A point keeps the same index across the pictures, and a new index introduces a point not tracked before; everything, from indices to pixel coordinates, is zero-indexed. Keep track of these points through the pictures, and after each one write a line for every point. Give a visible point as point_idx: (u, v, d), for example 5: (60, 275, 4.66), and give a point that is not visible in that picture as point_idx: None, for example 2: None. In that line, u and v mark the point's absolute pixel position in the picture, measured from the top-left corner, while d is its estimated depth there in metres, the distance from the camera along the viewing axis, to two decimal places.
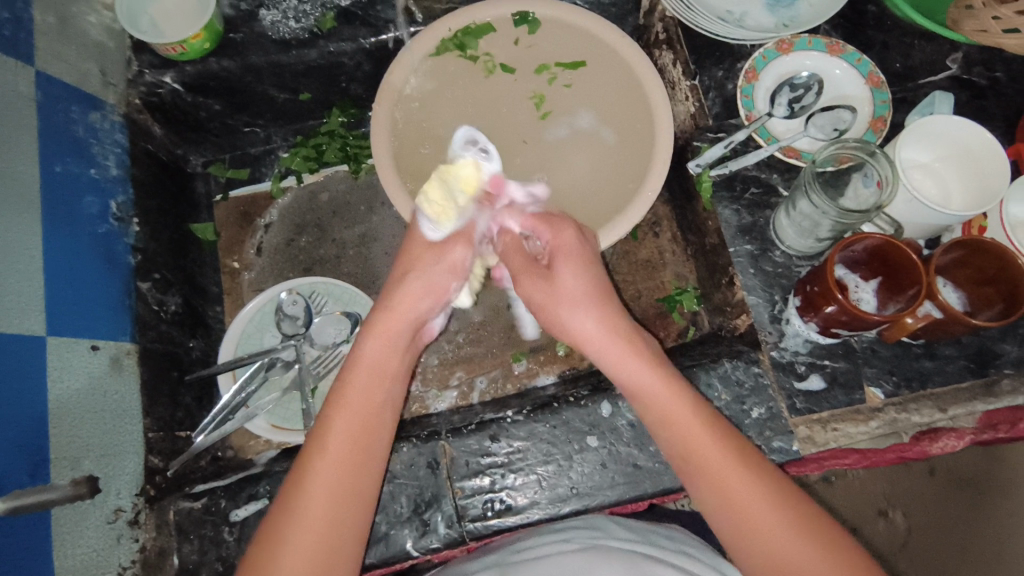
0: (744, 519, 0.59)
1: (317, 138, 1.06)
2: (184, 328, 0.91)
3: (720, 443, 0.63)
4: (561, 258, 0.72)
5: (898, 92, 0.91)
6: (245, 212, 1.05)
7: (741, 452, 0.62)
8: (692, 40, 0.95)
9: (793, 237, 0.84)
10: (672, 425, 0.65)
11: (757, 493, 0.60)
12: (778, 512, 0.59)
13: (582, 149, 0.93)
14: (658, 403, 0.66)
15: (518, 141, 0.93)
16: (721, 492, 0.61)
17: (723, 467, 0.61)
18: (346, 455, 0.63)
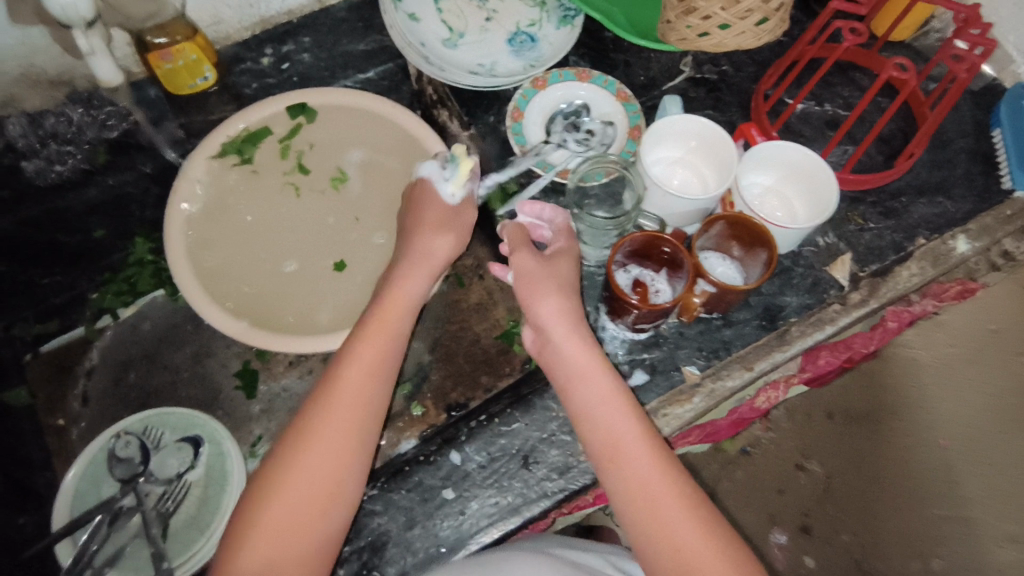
0: (663, 517, 0.62)
1: (127, 271, 1.02)
2: (9, 504, 0.83)
3: (650, 453, 0.65)
4: (535, 283, 0.74)
5: (646, 101, 1.01)
6: (62, 365, 1.00)
7: (669, 465, 0.65)
8: (460, 94, 1.02)
9: (588, 248, 0.90)
10: (613, 437, 0.66)
11: (679, 501, 0.63)
12: (696, 517, 0.62)
13: (382, 184, 0.98)
14: (596, 392, 0.68)
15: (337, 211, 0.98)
16: (646, 496, 0.63)
17: (648, 470, 0.64)
18: (338, 455, 0.66)
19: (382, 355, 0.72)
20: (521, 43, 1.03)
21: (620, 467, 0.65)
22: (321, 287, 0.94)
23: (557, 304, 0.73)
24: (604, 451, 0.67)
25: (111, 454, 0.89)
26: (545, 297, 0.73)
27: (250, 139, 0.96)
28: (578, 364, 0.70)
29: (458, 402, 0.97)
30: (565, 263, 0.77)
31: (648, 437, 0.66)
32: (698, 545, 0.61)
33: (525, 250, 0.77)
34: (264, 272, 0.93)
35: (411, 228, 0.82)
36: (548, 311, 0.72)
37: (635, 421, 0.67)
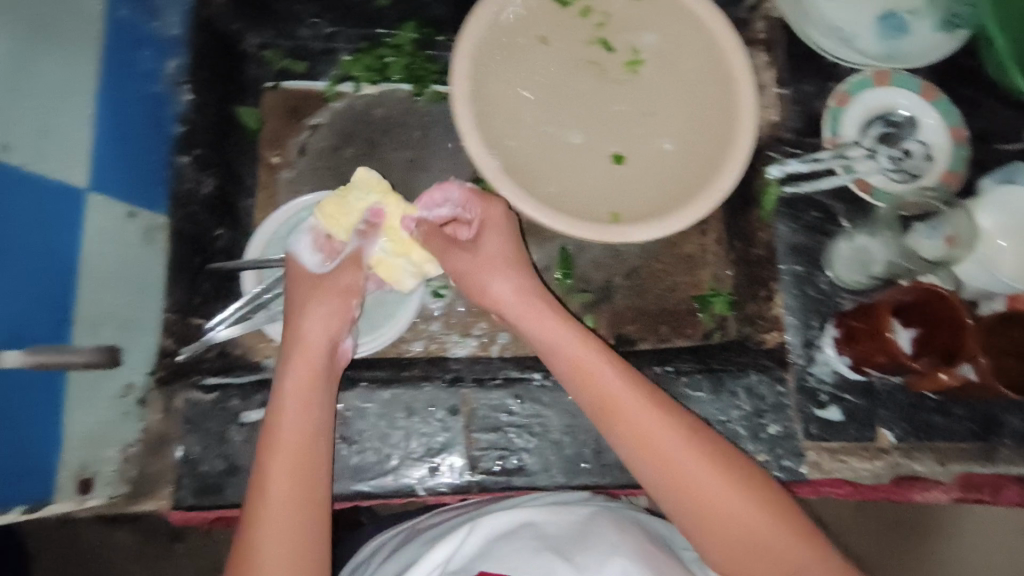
0: (706, 491, 0.58)
1: (383, 49, 0.99)
2: (216, 213, 0.84)
3: (662, 420, 0.61)
4: (475, 276, 0.72)
5: (978, 153, 0.90)
6: (294, 109, 0.97)
7: (677, 417, 0.61)
8: (792, 47, 0.93)
9: (845, 267, 0.85)
10: (632, 420, 0.61)
11: (696, 455, 0.59)
12: (715, 462, 0.59)
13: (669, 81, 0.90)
14: (598, 382, 0.64)
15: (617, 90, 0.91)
16: (665, 465, 0.59)
17: (670, 441, 0.60)
18: (302, 450, 0.60)
19: (311, 378, 0.64)
20: (891, 25, 0.90)
21: (643, 450, 0.60)
22: (588, 167, 0.88)
23: (505, 283, 0.71)
24: (632, 442, 0.61)
25: None
26: (495, 280, 0.71)
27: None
28: (608, 398, 0.63)
29: (628, 336, 0.97)
30: (494, 237, 0.73)
31: (627, 385, 0.63)
32: (725, 499, 0.57)
33: (452, 250, 0.73)
34: (537, 130, 0.88)
35: (296, 305, 0.69)
36: (505, 288, 0.70)
37: (629, 389, 0.62)
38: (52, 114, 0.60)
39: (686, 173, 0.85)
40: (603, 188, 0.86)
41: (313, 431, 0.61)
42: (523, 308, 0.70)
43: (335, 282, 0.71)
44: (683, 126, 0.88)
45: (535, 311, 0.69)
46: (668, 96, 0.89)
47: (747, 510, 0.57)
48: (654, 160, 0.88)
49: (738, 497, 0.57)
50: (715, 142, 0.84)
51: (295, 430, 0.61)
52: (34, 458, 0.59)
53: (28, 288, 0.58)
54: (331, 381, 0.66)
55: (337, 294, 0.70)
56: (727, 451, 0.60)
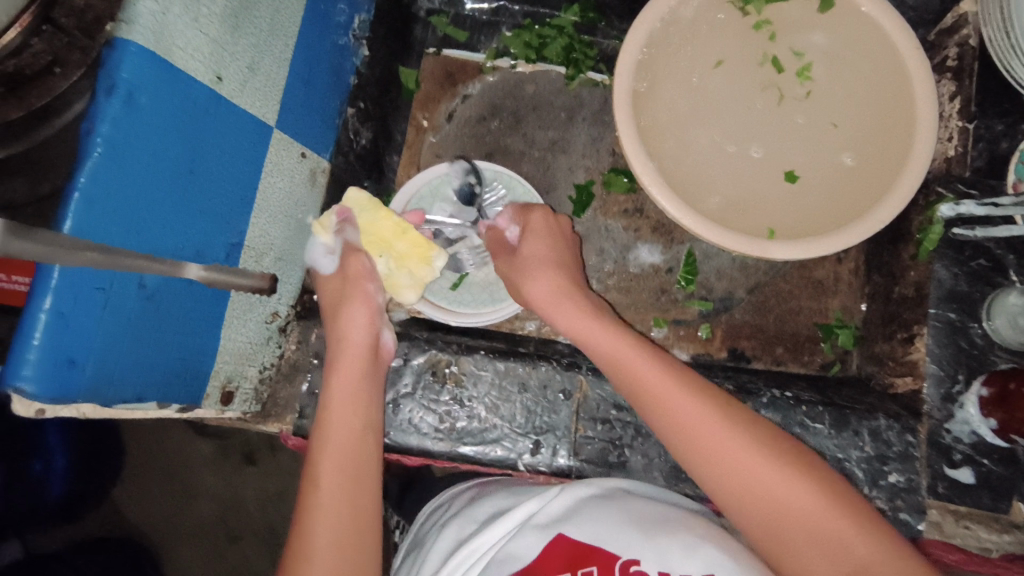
0: (756, 480, 0.54)
1: (545, 30, 1.01)
2: (366, 164, 0.90)
3: (702, 411, 0.58)
4: (517, 277, 0.76)
5: None
6: (449, 74, 1.01)
7: (722, 405, 0.59)
8: (988, 79, 0.86)
9: (1009, 323, 0.77)
10: (673, 420, 0.59)
11: (741, 442, 0.55)
12: (759, 449, 0.55)
13: (845, 95, 0.85)
14: (639, 376, 0.62)
15: (784, 105, 0.87)
16: (707, 453, 0.56)
17: (710, 432, 0.56)
18: (348, 437, 0.61)
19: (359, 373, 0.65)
20: None
21: (684, 445, 0.58)
22: (756, 180, 0.85)
23: (546, 283, 0.73)
24: (677, 437, 0.58)
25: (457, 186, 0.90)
26: (538, 276, 0.74)
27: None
28: (654, 390, 0.61)
29: (742, 351, 0.95)
30: (539, 243, 0.77)
31: (668, 374, 0.61)
32: (783, 485, 0.53)
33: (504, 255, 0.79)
34: (706, 138, 0.86)
35: (335, 305, 0.69)
36: (567, 312, 0.71)
37: (668, 379, 0.61)
38: (261, 53, 0.65)
39: (863, 193, 0.80)
40: (766, 203, 0.84)
41: (359, 403, 0.63)
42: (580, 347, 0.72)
43: (343, 269, 0.71)
44: (867, 142, 0.83)
45: (593, 320, 0.69)
46: (843, 109, 0.85)
47: (804, 494, 0.52)
48: (831, 176, 0.84)
49: (787, 481, 0.53)
50: (896, 161, 0.79)
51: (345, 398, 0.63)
52: (197, 364, 0.64)
53: (216, 211, 0.63)
54: (374, 369, 0.67)
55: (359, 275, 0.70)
56: (777, 443, 0.56)
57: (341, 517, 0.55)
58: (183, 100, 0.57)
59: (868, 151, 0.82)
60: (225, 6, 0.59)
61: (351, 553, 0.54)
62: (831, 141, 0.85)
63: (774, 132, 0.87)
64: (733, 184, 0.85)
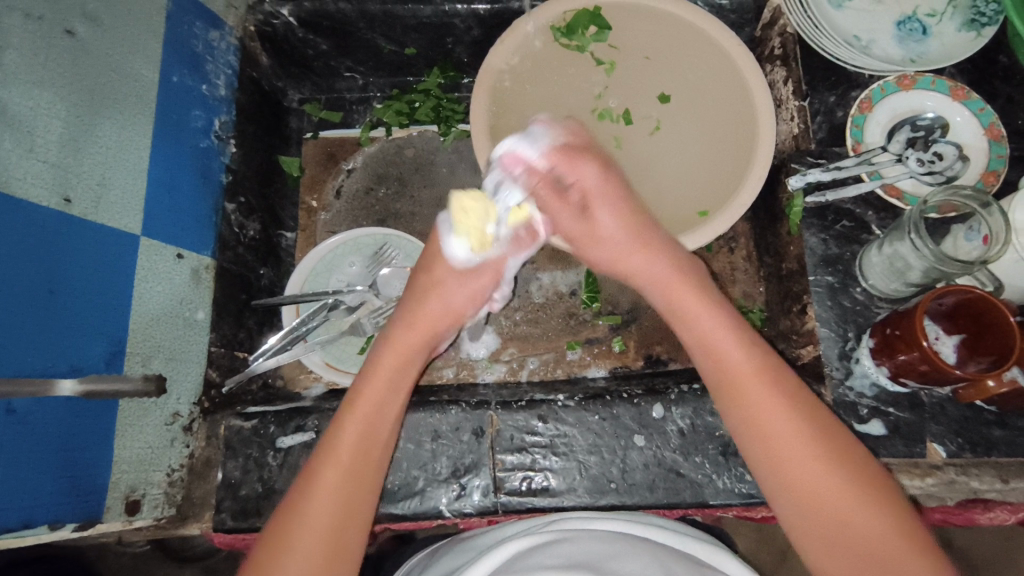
0: (816, 485, 0.57)
1: (412, 95, 1.08)
2: (258, 255, 0.93)
3: (769, 386, 0.61)
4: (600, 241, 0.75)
5: (1015, 150, 0.87)
6: (331, 154, 1.07)
7: (786, 390, 0.61)
8: (809, 61, 0.93)
9: (879, 275, 0.81)
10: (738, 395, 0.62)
11: (793, 423, 0.59)
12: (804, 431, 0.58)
13: (650, 44, 0.93)
14: (707, 340, 0.66)
15: (622, 86, 0.93)
16: (767, 427, 0.60)
17: (771, 413, 0.60)
18: (364, 454, 0.63)
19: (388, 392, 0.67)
20: (910, 31, 0.89)
21: (735, 407, 0.63)
22: (674, 147, 0.91)
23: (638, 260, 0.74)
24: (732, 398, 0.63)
25: (338, 261, 0.95)
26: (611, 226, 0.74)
27: (573, 24, 0.91)
28: (731, 377, 0.63)
29: (658, 356, 0.95)
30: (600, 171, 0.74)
31: (755, 359, 0.63)
32: (837, 497, 0.56)
33: (567, 210, 0.74)
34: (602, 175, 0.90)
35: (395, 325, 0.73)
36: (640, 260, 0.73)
37: (761, 374, 0.62)
38: (110, 170, 0.68)
39: (731, 101, 0.88)
40: (692, 160, 0.90)
41: (396, 388, 0.68)
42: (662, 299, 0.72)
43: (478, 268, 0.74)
44: (686, 60, 0.92)
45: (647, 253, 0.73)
46: (652, 51, 0.93)
47: (852, 493, 0.56)
48: (692, 90, 0.91)
49: (848, 489, 0.56)
50: (726, 66, 0.88)
51: (373, 397, 0.66)
52: (89, 478, 0.65)
53: (89, 323, 0.65)
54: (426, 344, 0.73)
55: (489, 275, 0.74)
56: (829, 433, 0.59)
57: (353, 474, 0.61)
58: (30, 226, 0.60)
59: (696, 71, 0.91)
60: (61, 133, 0.63)
61: (348, 513, 0.60)
62: (672, 82, 0.93)
63: (636, 96, 0.93)
64: (648, 165, 0.91)
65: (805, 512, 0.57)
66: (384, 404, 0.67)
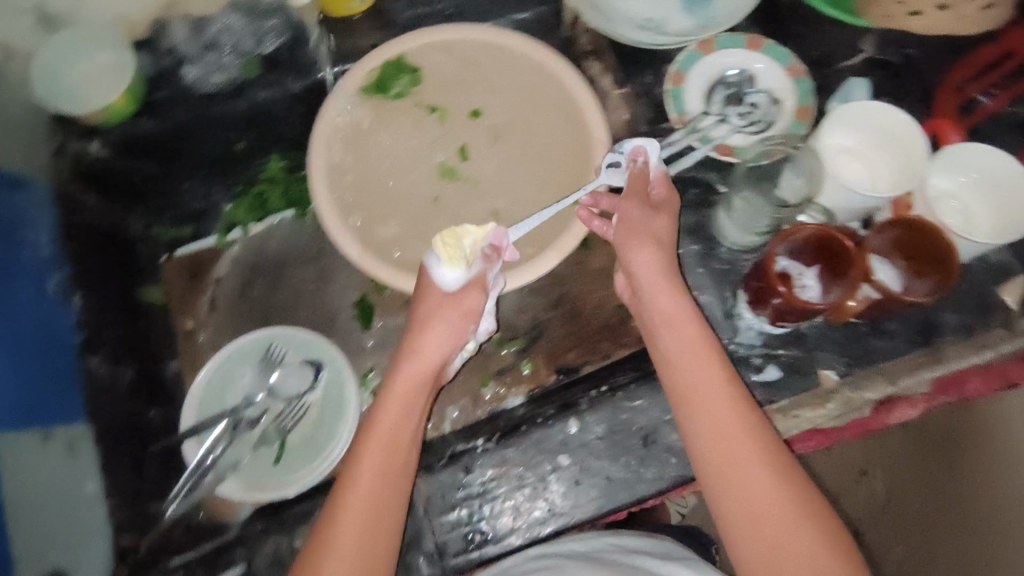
0: (760, 505, 0.61)
1: (259, 187, 1.05)
2: (143, 398, 0.89)
3: (730, 406, 0.65)
4: (634, 231, 0.74)
5: (819, 79, 0.93)
6: (195, 270, 1.04)
7: (746, 413, 0.65)
8: (617, 49, 0.97)
9: (735, 232, 0.86)
10: (695, 393, 0.67)
11: (747, 436, 0.64)
12: (755, 446, 0.63)
13: (457, 70, 0.94)
14: (675, 330, 0.70)
15: (442, 116, 0.94)
16: (724, 443, 0.64)
17: (723, 421, 0.64)
18: (368, 541, 0.65)
19: (385, 460, 0.68)
20: None
21: (693, 416, 0.66)
22: (515, 157, 0.93)
23: (647, 258, 0.73)
24: (685, 401, 0.67)
25: (230, 377, 0.92)
26: (638, 251, 0.73)
27: (383, 79, 0.91)
28: (687, 381, 0.67)
29: (570, 365, 0.95)
30: (668, 217, 0.76)
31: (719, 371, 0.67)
32: (778, 520, 0.60)
33: (633, 199, 0.76)
34: (475, 223, 0.91)
35: (403, 361, 0.73)
36: (647, 262, 0.73)
37: (722, 393, 0.66)
38: None
39: (549, 100, 0.92)
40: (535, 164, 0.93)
41: (399, 465, 0.69)
42: (654, 282, 0.72)
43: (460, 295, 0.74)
44: (493, 75, 0.94)
45: (646, 251, 0.73)
46: (461, 74, 0.94)
47: (789, 511, 0.60)
48: (505, 99, 0.94)
49: (790, 508, 0.60)
50: (533, 69, 0.92)
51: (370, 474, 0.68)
52: None
53: None
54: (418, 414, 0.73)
55: (457, 314, 0.73)
56: (780, 453, 0.63)
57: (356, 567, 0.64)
58: None
59: (505, 82, 0.94)
60: None
61: None
62: (490, 98, 0.94)
63: (461, 120, 0.94)
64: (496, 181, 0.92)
65: (745, 529, 0.61)
66: (380, 484, 0.67)
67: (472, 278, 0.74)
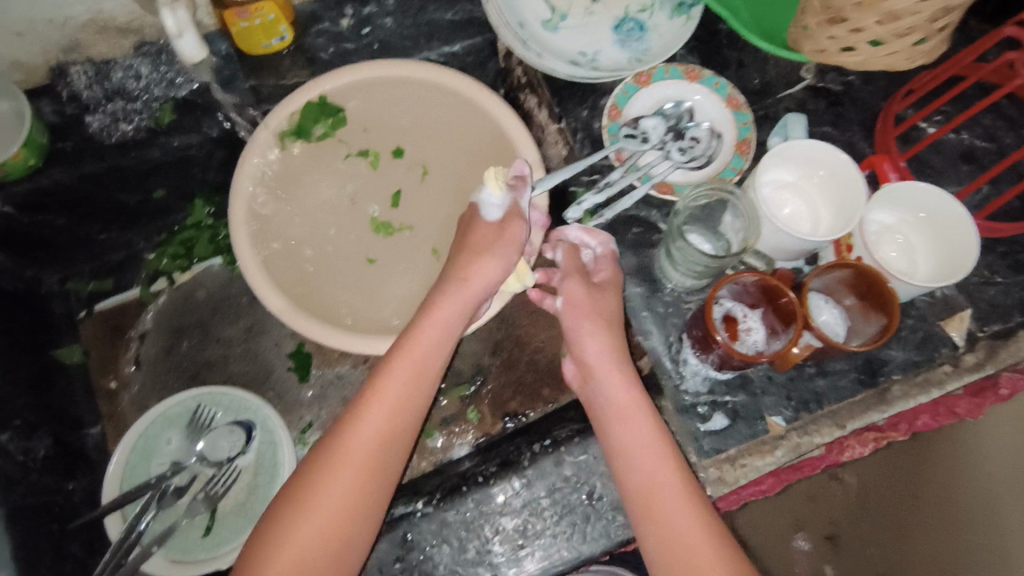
0: None
1: (184, 234, 1.00)
2: (60, 472, 0.83)
3: (683, 494, 0.65)
4: (579, 319, 0.76)
5: (759, 110, 0.92)
6: (114, 327, 0.98)
7: (700, 509, 0.65)
8: (552, 82, 0.94)
9: (677, 274, 0.83)
10: (650, 482, 0.67)
11: (701, 537, 0.63)
12: (708, 544, 0.62)
13: (383, 107, 0.90)
14: (626, 425, 0.70)
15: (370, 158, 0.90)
16: (676, 539, 0.63)
17: (680, 516, 0.64)
18: (342, 525, 0.63)
19: (368, 473, 0.65)
20: (629, 32, 0.93)
21: (650, 511, 0.65)
22: (448, 197, 0.90)
23: (593, 344, 0.75)
24: (642, 493, 0.67)
25: (154, 445, 0.86)
26: (587, 334, 0.76)
27: (306, 123, 0.87)
28: (646, 475, 0.67)
29: (516, 412, 0.93)
30: (615, 298, 0.78)
31: (675, 469, 0.67)
32: None
33: (576, 280, 0.78)
34: (415, 270, 0.88)
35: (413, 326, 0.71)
36: (594, 346, 0.75)
37: (680, 486, 0.66)
38: None
39: (479, 137, 0.89)
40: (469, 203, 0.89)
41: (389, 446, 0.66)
42: (597, 369, 0.74)
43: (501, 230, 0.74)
44: (421, 112, 0.90)
45: (603, 332, 0.76)
46: (387, 111, 0.90)
47: None
48: (435, 137, 0.91)
49: None
50: (459, 103, 0.89)
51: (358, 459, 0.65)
52: None
53: None
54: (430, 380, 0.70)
55: (506, 247, 0.73)
56: (731, 553, 0.63)
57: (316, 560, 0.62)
58: None
59: (434, 120, 0.90)
60: None
61: None
62: (418, 137, 0.91)
63: (390, 162, 0.91)
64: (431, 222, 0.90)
65: None
66: (358, 480, 0.64)
67: (486, 213, 0.75)
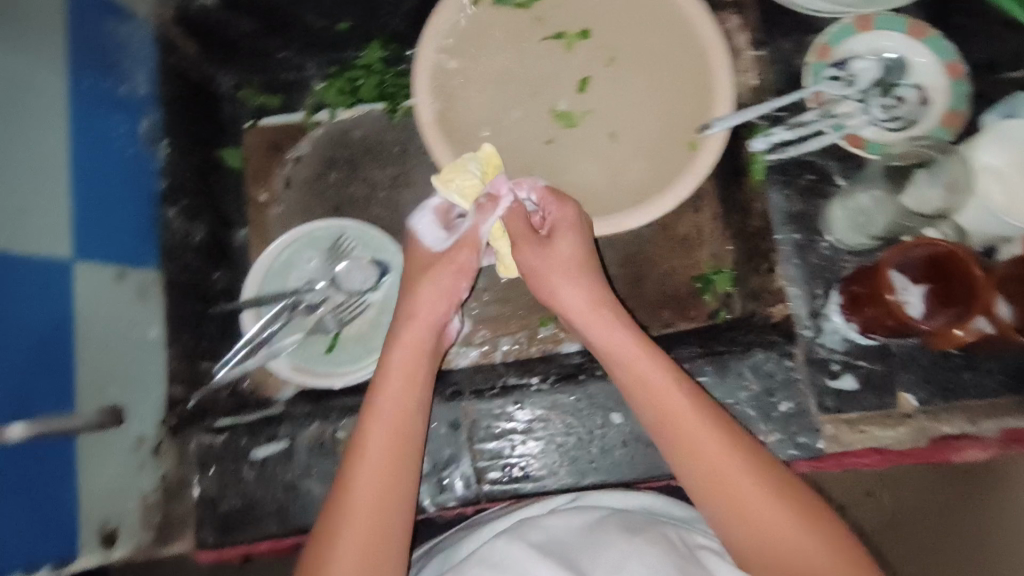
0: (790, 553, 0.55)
1: (353, 72, 1.01)
2: (210, 258, 0.88)
3: (729, 446, 0.60)
4: (547, 273, 0.71)
5: (978, 85, 0.85)
6: (273, 144, 1.01)
7: (752, 456, 0.60)
8: (763, 5, 0.90)
9: (847, 231, 0.81)
10: (694, 447, 0.61)
11: (761, 487, 0.58)
12: (769, 490, 0.58)
13: None
14: (650, 387, 0.65)
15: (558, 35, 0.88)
16: (729, 489, 0.58)
17: (728, 468, 0.59)
18: (389, 454, 0.63)
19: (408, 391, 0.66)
20: None
21: (695, 471, 0.61)
22: (627, 92, 0.87)
23: (571, 292, 0.71)
24: (687, 458, 0.61)
25: (292, 260, 0.91)
26: (563, 284, 0.71)
27: None
28: (685, 440, 0.62)
29: None
30: (565, 238, 0.71)
31: (714, 424, 0.62)
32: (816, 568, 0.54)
33: (529, 240, 0.72)
34: (592, 159, 0.86)
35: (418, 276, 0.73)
36: (574, 293, 0.71)
37: (720, 438, 0.61)
38: (31, 196, 0.64)
39: (674, 37, 0.86)
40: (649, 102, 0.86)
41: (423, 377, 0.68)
42: (607, 323, 0.69)
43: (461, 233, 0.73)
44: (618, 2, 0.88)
45: (577, 279, 0.71)
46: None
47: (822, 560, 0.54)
48: (628, 29, 0.88)
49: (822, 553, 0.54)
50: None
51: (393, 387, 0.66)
52: (57, 520, 0.63)
53: (35, 361, 0.62)
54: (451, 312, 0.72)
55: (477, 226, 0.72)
56: (801, 496, 0.58)
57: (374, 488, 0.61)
58: None
59: (629, 12, 0.88)
60: None
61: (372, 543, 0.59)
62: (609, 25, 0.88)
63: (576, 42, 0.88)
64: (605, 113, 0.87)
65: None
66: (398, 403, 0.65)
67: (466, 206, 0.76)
